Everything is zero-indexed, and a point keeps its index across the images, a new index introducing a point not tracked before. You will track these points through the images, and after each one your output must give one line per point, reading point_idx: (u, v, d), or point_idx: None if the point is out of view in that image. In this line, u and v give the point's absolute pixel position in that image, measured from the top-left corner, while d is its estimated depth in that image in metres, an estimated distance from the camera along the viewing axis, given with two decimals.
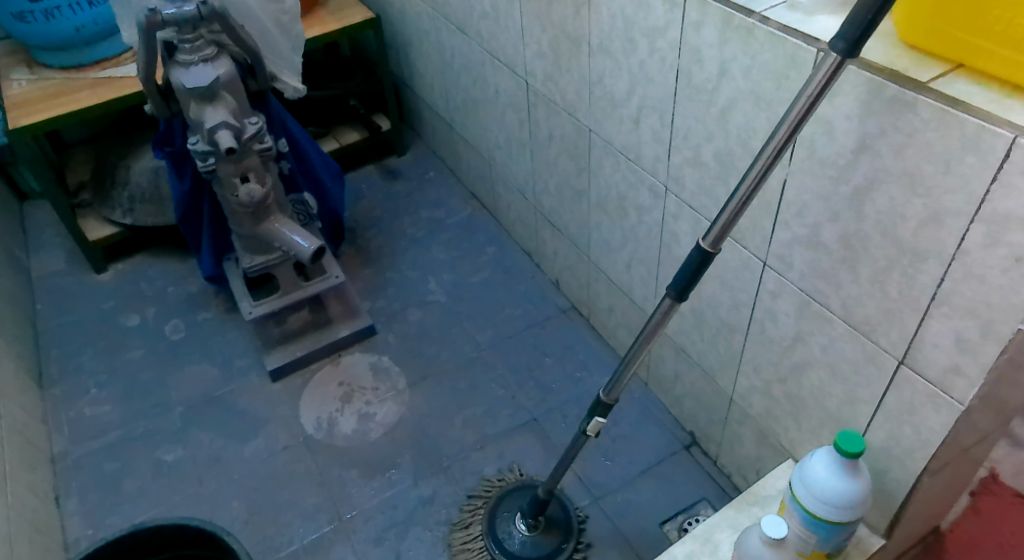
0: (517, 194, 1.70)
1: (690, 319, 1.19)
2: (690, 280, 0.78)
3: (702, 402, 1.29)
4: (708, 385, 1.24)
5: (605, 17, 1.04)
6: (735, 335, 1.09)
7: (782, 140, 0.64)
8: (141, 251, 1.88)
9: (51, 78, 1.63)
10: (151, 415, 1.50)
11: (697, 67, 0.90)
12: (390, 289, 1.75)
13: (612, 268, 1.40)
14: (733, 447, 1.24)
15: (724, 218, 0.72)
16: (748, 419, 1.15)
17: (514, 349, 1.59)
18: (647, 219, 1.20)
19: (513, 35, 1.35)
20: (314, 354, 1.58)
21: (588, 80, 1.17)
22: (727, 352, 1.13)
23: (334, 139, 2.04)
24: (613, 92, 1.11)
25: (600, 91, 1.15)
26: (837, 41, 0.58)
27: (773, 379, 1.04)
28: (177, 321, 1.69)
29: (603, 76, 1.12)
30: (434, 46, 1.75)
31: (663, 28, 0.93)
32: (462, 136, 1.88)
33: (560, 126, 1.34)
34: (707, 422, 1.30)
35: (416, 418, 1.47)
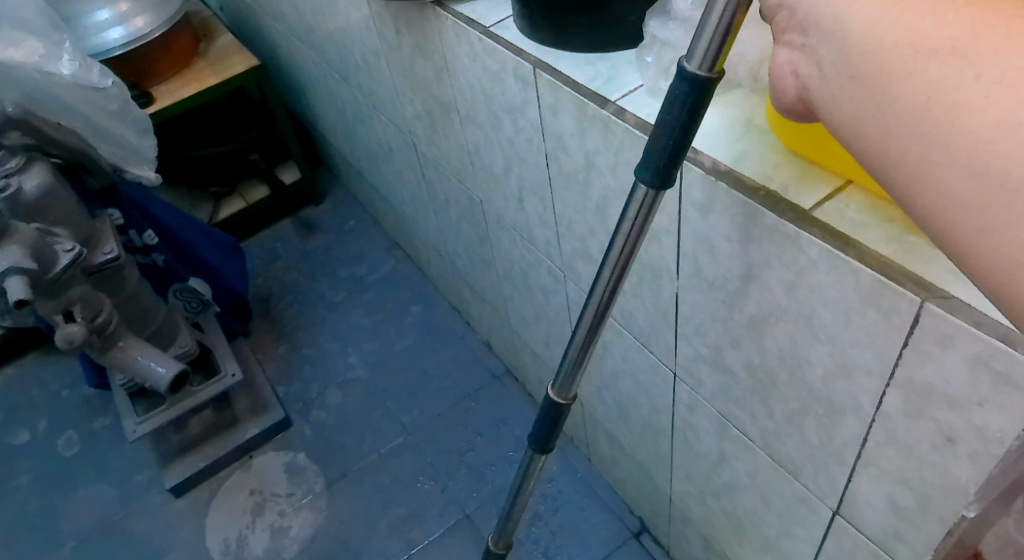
0: (434, 251, 1.52)
1: (614, 410, 1.03)
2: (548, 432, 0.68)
3: (644, 492, 1.11)
4: (646, 479, 1.07)
5: (464, 86, 0.84)
6: (660, 438, 0.93)
7: (609, 285, 0.52)
8: (32, 349, 1.72)
9: None
10: (39, 555, 1.35)
11: (563, 153, 0.72)
12: (306, 369, 1.59)
13: (533, 342, 1.23)
14: (681, 545, 1.08)
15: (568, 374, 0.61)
16: (690, 522, 0.99)
17: (442, 430, 1.42)
18: (554, 302, 1.02)
19: (388, 92, 1.15)
20: (220, 461, 1.43)
21: (465, 149, 0.98)
22: (656, 451, 0.97)
23: (241, 198, 1.88)
24: (490, 165, 0.92)
25: (479, 163, 0.96)
26: (643, 170, 0.45)
27: (706, 491, 0.88)
28: (71, 433, 1.54)
29: (478, 147, 0.93)
30: (327, 94, 1.56)
31: (520, 107, 0.74)
32: (373, 185, 1.70)
33: (453, 192, 1.15)
34: (652, 512, 1.13)
35: (334, 527, 1.32)
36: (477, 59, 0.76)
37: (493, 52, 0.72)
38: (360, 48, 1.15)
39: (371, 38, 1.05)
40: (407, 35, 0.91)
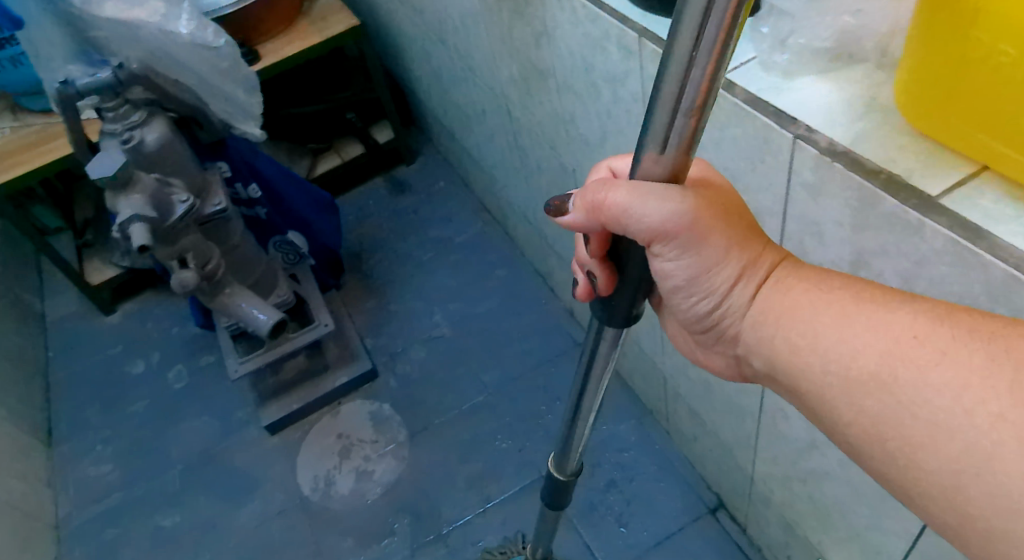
0: (521, 216, 1.53)
1: (699, 385, 1.02)
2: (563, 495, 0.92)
3: (724, 471, 1.11)
4: (727, 457, 1.06)
5: (564, 52, 0.84)
6: (747, 419, 0.92)
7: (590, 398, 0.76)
8: (148, 289, 1.87)
9: (32, 125, 1.61)
10: (150, 476, 1.48)
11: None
12: (393, 324, 1.64)
13: None
14: (761, 525, 1.07)
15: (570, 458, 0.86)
16: (771, 503, 0.98)
17: (522, 392, 1.45)
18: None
19: (485, 56, 1.15)
20: (312, 405, 1.51)
21: (560, 118, 0.98)
22: (740, 431, 0.96)
23: (337, 154, 1.93)
24: (586, 133, 0.92)
25: (574, 132, 0.96)
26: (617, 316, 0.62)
27: (792, 474, 0.87)
28: (180, 368, 1.68)
29: (574, 115, 0.93)
30: (423, 54, 1.57)
31: (622, 76, 0.73)
32: (465, 147, 1.71)
33: (545, 159, 1.15)
34: (731, 491, 1.12)
35: (415, 475, 1.38)
36: (579, 26, 0.76)
37: (597, 20, 0.72)
38: (458, 12, 1.16)
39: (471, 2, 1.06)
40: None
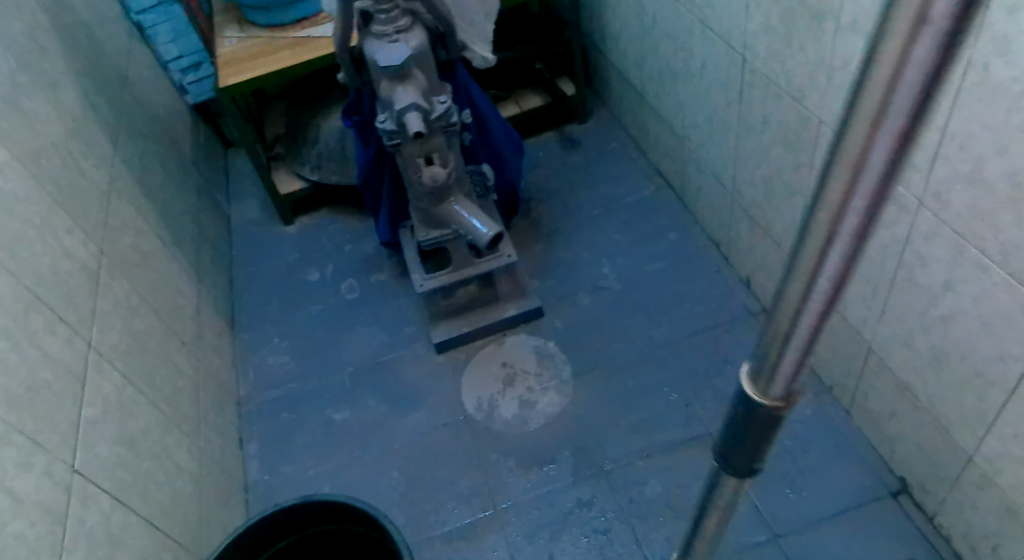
0: (712, 178, 1.48)
1: (926, 357, 1.00)
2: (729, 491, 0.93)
3: (925, 452, 1.08)
4: (938, 436, 1.04)
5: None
6: (993, 393, 0.90)
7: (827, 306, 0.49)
8: (324, 206, 1.97)
9: (258, 36, 1.74)
10: (323, 372, 1.58)
11: (1002, 60, 0.74)
12: (560, 270, 1.66)
13: None
14: (965, 512, 1.04)
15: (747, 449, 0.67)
16: (993, 485, 0.96)
17: (692, 352, 1.45)
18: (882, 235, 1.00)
19: (736, 4, 1.15)
20: (480, 332, 1.56)
21: (827, 63, 0.98)
22: (974, 409, 0.95)
23: (516, 104, 1.93)
24: (861, 80, 0.93)
25: (842, 77, 0.96)
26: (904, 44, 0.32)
27: None
28: (352, 281, 1.76)
29: (851, 59, 0.94)
30: (634, 8, 1.55)
31: None
32: (652, 108, 1.66)
33: (780, 111, 1.13)
34: (928, 474, 1.10)
35: (579, 411, 1.41)
36: None
37: None
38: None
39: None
40: None
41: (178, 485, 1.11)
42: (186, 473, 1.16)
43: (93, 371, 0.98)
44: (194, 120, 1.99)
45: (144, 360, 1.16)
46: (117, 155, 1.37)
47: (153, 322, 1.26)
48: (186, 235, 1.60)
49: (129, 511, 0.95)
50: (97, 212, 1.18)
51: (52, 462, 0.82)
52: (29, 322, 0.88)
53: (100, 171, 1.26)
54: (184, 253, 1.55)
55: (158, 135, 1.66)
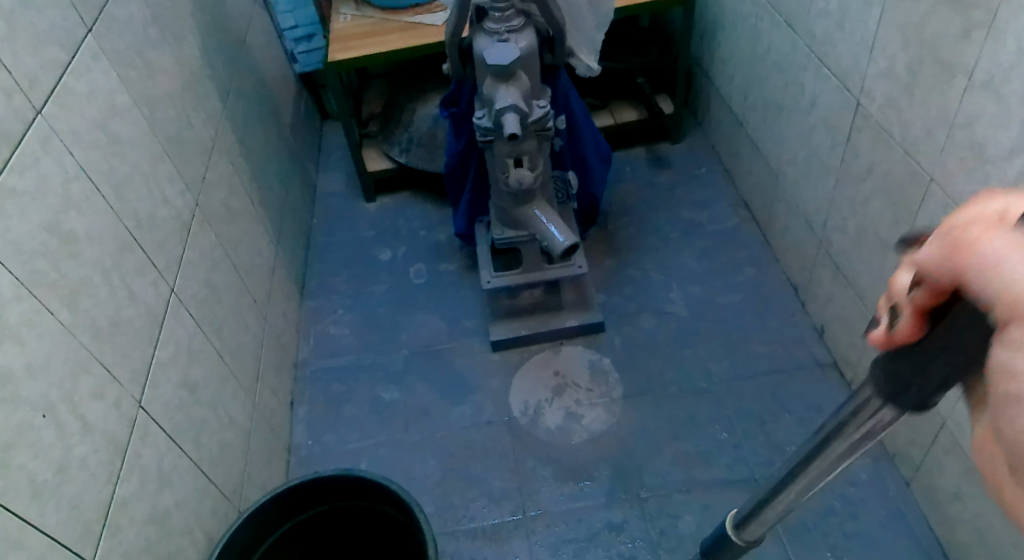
0: (801, 219, 1.44)
1: None
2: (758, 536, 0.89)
3: (989, 541, 1.02)
4: (1005, 527, 0.98)
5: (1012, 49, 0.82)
6: None
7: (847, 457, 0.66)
8: (406, 189, 2.00)
9: (371, 17, 1.78)
10: (379, 350, 1.61)
11: None
12: (627, 287, 1.64)
13: None
14: None
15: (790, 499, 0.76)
16: None
17: (750, 394, 1.41)
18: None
19: (859, 46, 1.11)
20: (538, 337, 1.56)
21: (950, 120, 0.94)
22: None
23: (610, 115, 1.91)
24: (984, 142, 0.89)
25: (965, 136, 0.92)
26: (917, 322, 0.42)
27: None
28: (421, 266, 1.79)
29: (976, 120, 0.90)
30: (749, 35, 1.52)
31: None
32: (750, 139, 1.63)
33: (890, 163, 1.08)
34: None
35: (624, 433, 1.39)
36: None
37: None
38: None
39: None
40: None
41: (229, 436, 1.15)
42: (238, 426, 1.20)
43: (171, 315, 1.03)
44: (298, 88, 2.06)
45: (217, 312, 1.21)
46: (224, 112, 1.43)
47: (230, 276, 1.31)
48: (273, 197, 1.66)
49: (181, 453, 0.98)
50: (198, 164, 1.24)
51: (122, 395, 0.87)
52: (121, 260, 0.92)
53: (207, 126, 1.31)
54: (269, 215, 1.60)
55: (263, 98, 1.72)
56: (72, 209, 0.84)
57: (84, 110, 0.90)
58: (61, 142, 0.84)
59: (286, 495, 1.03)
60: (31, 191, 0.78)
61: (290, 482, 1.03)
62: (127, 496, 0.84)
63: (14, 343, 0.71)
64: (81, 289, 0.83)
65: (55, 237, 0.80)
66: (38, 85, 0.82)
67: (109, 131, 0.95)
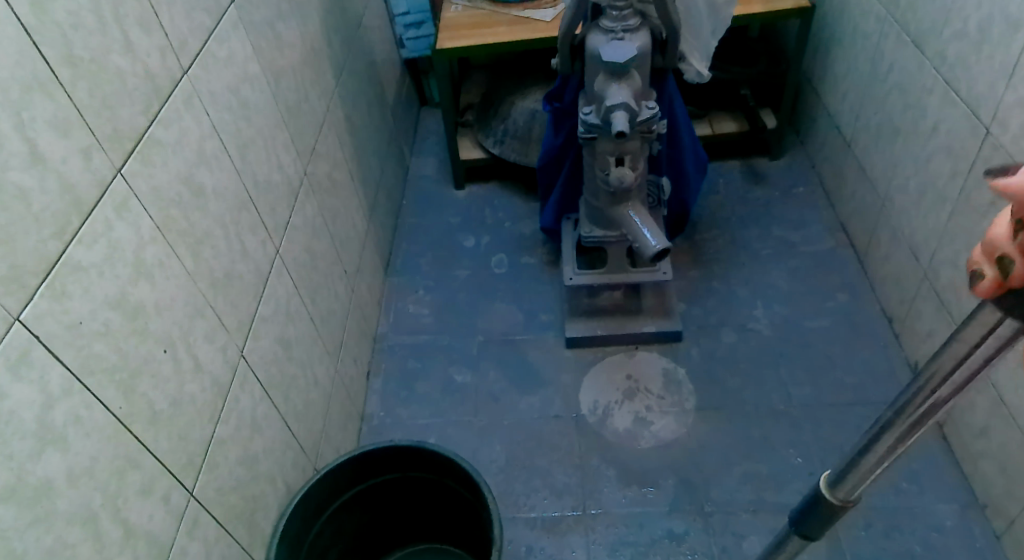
0: (904, 248, 1.39)
1: None
2: (819, 523, 0.74)
3: None
4: None
5: None
6: None
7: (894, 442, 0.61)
8: (496, 180, 2.03)
9: (482, 8, 1.82)
10: (457, 333, 1.64)
11: None
12: (710, 300, 1.63)
13: (1010, 389, 1.07)
14: None
15: (852, 476, 0.66)
16: None
17: (828, 421, 1.38)
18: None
19: (996, 73, 1.06)
20: (615, 338, 1.56)
21: None
22: None
23: (709, 125, 1.89)
24: None
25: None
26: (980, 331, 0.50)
27: None
28: (503, 256, 1.81)
29: None
30: (870, 54, 1.48)
31: None
32: (857, 161, 1.58)
33: None
34: None
35: (694, 444, 1.38)
36: None
37: None
38: (990, 15, 1.08)
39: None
40: None
41: (313, 396, 1.20)
42: (321, 388, 1.25)
43: (274, 274, 1.08)
44: (402, 73, 2.11)
45: (313, 277, 1.26)
46: (336, 88, 1.48)
47: (327, 244, 1.36)
48: (371, 174, 1.71)
49: (272, 406, 1.03)
50: (310, 135, 1.29)
51: (228, 342, 0.92)
52: (239, 218, 0.97)
53: (322, 99, 1.37)
54: (366, 191, 1.66)
55: (371, 79, 1.77)
56: (203, 164, 0.89)
57: (222, 75, 0.96)
58: (201, 100, 0.90)
59: (377, 456, 1.07)
60: (173, 143, 0.83)
61: (379, 445, 1.07)
62: (224, 437, 0.89)
63: (147, 281, 0.76)
64: (205, 239, 0.88)
65: (188, 188, 0.85)
66: (187, 46, 0.88)
67: (240, 96, 1.01)
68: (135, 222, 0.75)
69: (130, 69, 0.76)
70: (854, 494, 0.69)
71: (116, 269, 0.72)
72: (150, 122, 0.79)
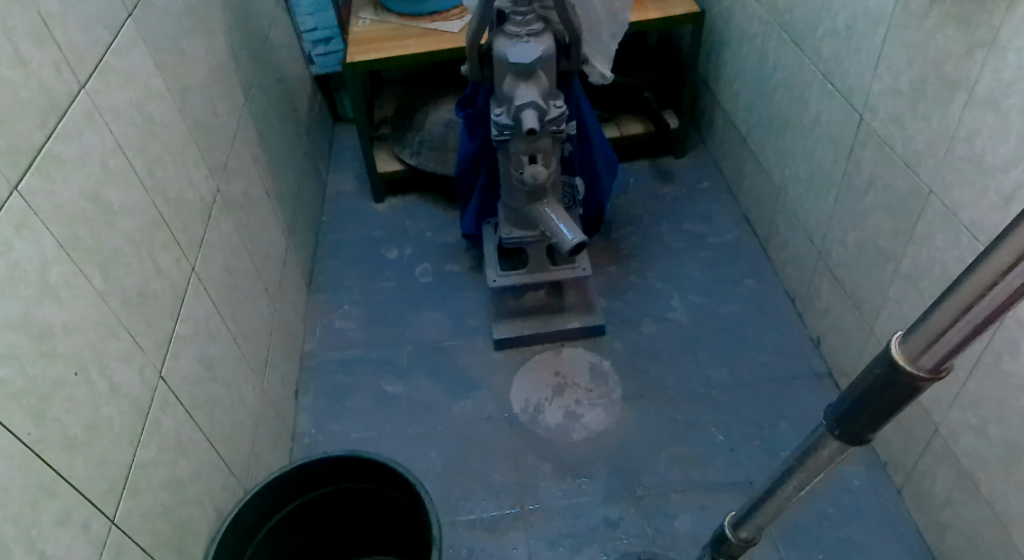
0: (802, 233, 1.48)
1: (992, 446, 0.97)
2: (870, 422, 0.65)
3: (975, 542, 1.05)
4: (991, 528, 1.01)
5: (1008, 67, 0.85)
6: None
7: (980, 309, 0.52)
8: (415, 192, 2.04)
9: (390, 22, 1.84)
10: (385, 345, 1.64)
11: None
12: (629, 294, 1.68)
13: None
14: None
15: (927, 336, 0.56)
16: None
17: (747, 399, 1.45)
18: None
19: (864, 63, 1.15)
20: (541, 338, 1.60)
21: (951, 135, 0.96)
22: None
23: (618, 128, 1.96)
24: (982, 156, 0.91)
25: (965, 149, 0.94)
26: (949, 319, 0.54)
27: None
28: (427, 266, 1.82)
29: (975, 135, 0.92)
30: (757, 53, 1.57)
31: None
32: (754, 154, 1.68)
33: (891, 176, 1.12)
34: None
35: (624, 433, 1.42)
36: None
37: None
38: (855, 12, 1.16)
39: (886, 4, 1.07)
40: (951, 6, 0.93)
41: (240, 416, 1.17)
42: (248, 408, 1.22)
43: (192, 293, 1.06)
44: (313, 90, 2.10)
45: (233, 295, 1.24)
46: (246, 105, 1.46)
47: (246, 262, 1.34)
48: (286, 191, 1.69)
49: (196, 426, 1.01)
50: (221, 152, 1.27)
51: (145, 363, 0.89)
52: (151, 236, 0.96)
53: (231, 116, 1.35)
54: (283, 208, 1.64)
55: (282, 94, 1.76)
56: (108, 181, 0.87)
57: (124, 91, 0.94)
58: (102, 117, 0.88)
59: (315, 469, 1.06)
60: (75, 160, 0.81)
61: (314, 458, 1.06)
62: (147, 460, 0.86)
63: (53, 301, 0.74)
64: (115, 258, 0.86)
65: (93, 206, 0.83)
66: (84, 62, 0.86)
67: (144, 112, 0.99)
68: (36, 241, 0.73)
69: (22, 84, 0.74)
70: (944, 362, 0.58)
71: (18, 290, 0.70)
72: (47, 139, 0.77)
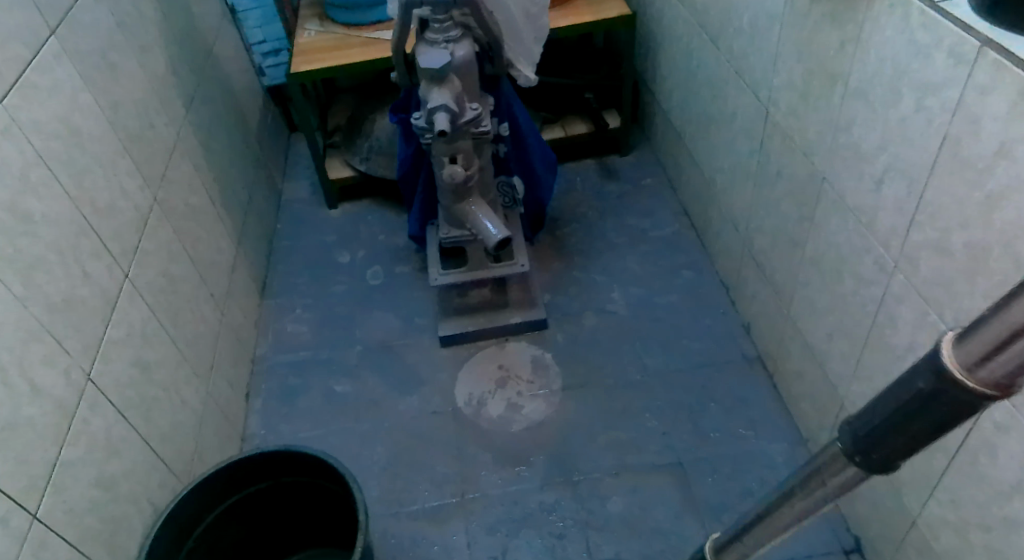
0: (729, 224, 1.54)
1: None
2: (906, 448, 0.59)
3: (879, 509, 1.10)
4: (890, 495, 1.06)
5: (873, 60, 0.91)
6: (937, 456, 0.93)
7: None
8: (367, 197, 2.09)
9: (334, 32, 1.88)
10: (335, 346, 1.68)
11: (973, 137, 0.77)
12: (572, 288, 1.73)
13: (812, 333, 1.21)
14: None
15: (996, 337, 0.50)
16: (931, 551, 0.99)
17: (682, 385, 1.50)
18: (865, 296, 1.02)
19: (765, 59, 1.21)
20: (486, 333, 1.64)
21: (836, 123, 1.02)
22: (921, 470, 0.97)
23: (562, 128, 2.01)
24: (860, 143, 0.96)
25: (847, 137, 0.99)
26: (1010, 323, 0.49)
27: (974, 518, 0.88)
28: (378, 268, 1.87)
29: (853, 123, 0.97)
30: (683, 52, 1.63)
31: (939, 85, 0.80)
32: (687, 149, 1.73)
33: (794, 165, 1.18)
34: (882, 535, 1.11)
35: (563, 422, 1.47)
36: (907, 32, 0.84)
37: (933, 27, 0.80)
38: (756, 11, 1.22)
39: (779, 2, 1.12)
40: (828, 3, 0.98)
41: (180, 417, 1.22)
42: (190, 408, 1.26)
43: (125, 298, 1.10)
44: (265, 100, 2.15)
45: (172, 300, 1.28)
46: (187, 116, 1.51)
47: (188, 268, 1.38)
48: (235, 200, 1.74)
49: (129, 426, 1.05)
50: (158, 162, 1.32)
51: (72, 365, 0.94)
52: (77, 244, 1.00)
53: (170, 128, 1.40)
54: (231, 216, 1.69)
55: (229, 105, 1.80)
56: (29, 192, 0.91)
57: (46, 105, 0.98)
58: (21, 131, 0.92)
59: (254, 463, 1.11)
60: None
61: (251, 453, 1.10)
62: (73, 458, 0.91)
63: None
64: (37, 265, 0.91)
65: (12, 216, 0.88)
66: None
67: (69, 126, 1.03)
68: None
69: None
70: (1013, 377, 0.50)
71: None
72: None
